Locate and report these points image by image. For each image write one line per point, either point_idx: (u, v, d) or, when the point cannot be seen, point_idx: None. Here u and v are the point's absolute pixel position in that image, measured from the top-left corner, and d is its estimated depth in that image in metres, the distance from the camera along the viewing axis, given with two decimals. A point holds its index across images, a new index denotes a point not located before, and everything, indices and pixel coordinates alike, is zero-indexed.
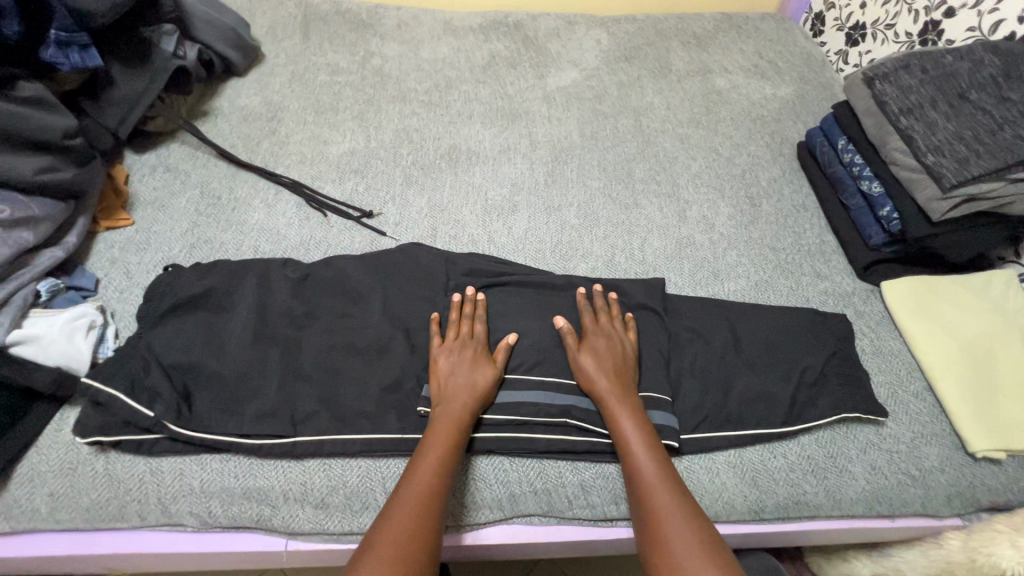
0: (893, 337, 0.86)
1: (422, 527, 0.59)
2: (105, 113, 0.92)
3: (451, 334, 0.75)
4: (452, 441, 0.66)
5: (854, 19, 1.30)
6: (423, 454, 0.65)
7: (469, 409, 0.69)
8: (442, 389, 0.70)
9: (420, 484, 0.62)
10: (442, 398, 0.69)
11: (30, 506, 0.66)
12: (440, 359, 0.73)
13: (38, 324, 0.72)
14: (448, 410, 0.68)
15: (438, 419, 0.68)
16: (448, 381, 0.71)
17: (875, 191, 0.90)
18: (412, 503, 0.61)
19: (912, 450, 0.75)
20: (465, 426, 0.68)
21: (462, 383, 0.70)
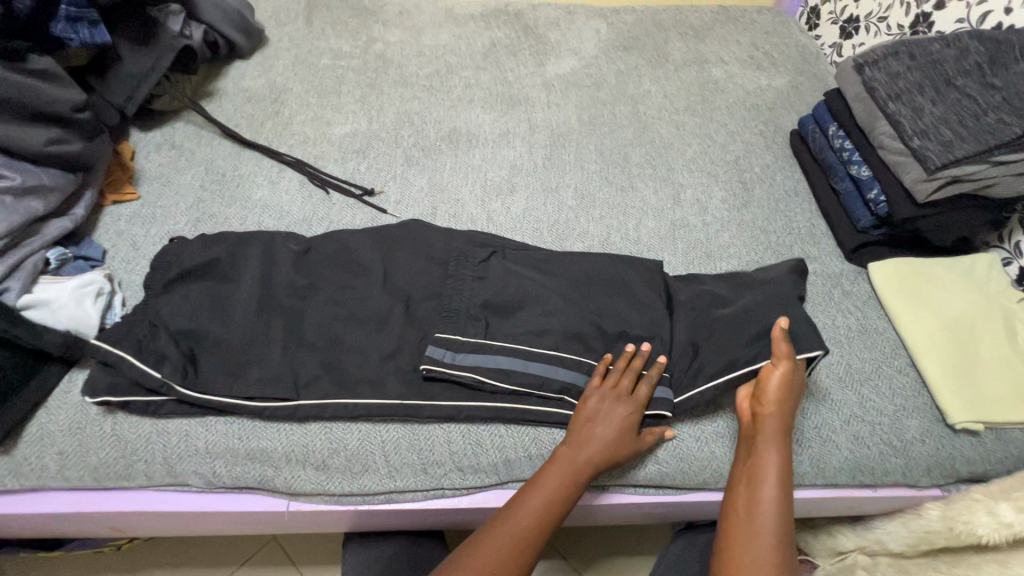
0: (879, 316, 0.89)
1: (521, 541, 0.64)
2: (113, 90, 0.94)
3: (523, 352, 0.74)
4: (571, 473, 0.68)
5: (848, 13, 1.33)
6: (533, 487, 0.67)
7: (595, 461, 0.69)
8: (589, 421, 0.71)
9: (528, 506, 0.66)
10: (592, 429, 0.71)
11: (39, 464, 0.68)
12: (603, 394, 0.72)
13: (47, 290, 0.73)
14: (601, 438, 0.70)
15: (588, 447, 0.70)
16: (596, 408, 0.72)
17: (863, 175, 0.92)
18: (522, 518, 0.65)
19: (894, 422, 0.78)
20: (580, 476, 0.68)
21: (621, 416, 0.71)
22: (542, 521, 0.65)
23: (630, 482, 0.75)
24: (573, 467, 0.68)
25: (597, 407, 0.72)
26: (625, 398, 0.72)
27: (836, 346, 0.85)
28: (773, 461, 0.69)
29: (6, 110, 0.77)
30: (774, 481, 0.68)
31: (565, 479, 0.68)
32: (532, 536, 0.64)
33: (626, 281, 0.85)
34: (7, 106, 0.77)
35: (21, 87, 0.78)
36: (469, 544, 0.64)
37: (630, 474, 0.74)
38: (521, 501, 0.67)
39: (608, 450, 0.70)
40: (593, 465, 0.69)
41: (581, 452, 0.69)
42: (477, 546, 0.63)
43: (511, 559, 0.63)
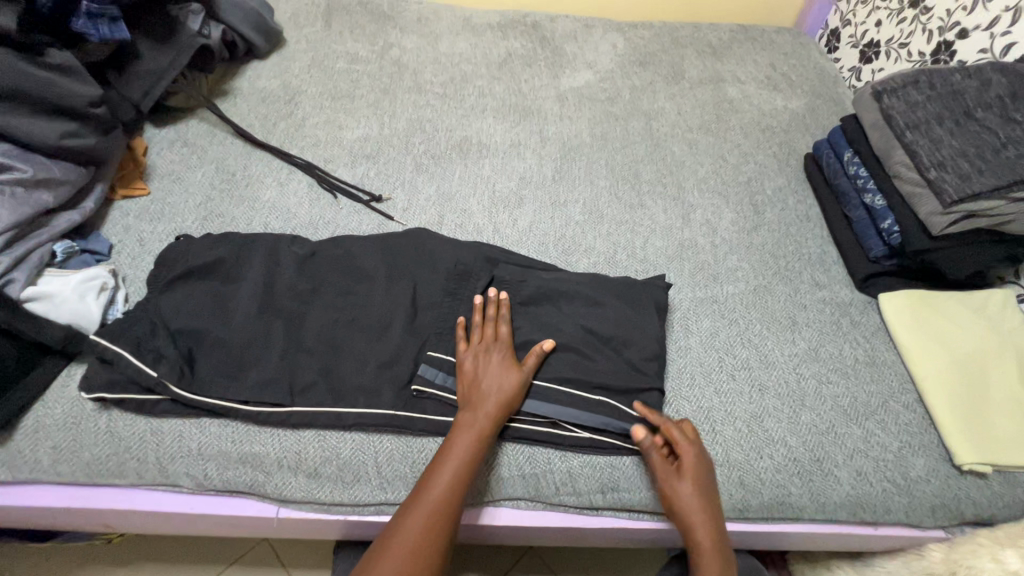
0: (887, 348, 0.87)
1: (441, 515, 0.63)
2: (129, 86, 0.95)
3: (476, 337, 0.76)
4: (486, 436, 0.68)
5: (868, 38, 1.32)
6: (445, 458, 0.66)
7: (495, 409, 0.69)
8: (473, 381, 0.72)
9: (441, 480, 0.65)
10: (471, 385, 0.71)
11: (32, 457, 0.68)
12: (477, 345, 0.75)
13: (51, 283, 0.74)
14: (485, 391, 0.71)
15: (483, 403, 0.70)
16: (474, 372, 0.72)
17: (877, 206, 0.91)
18: (435, 492, 0.64)
19: (899, 459, 0.76)
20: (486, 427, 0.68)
21: (486, 359, 0.73)
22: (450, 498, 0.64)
23: (625, 507, 0.73)
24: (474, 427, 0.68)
25: (691, 477, 0.68)
26: (490, 345, 0.75)
27: (843, 377, 0.83)
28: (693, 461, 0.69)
29: (21, 103, 0.78)
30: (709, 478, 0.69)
31: (470, 446, 0.67)
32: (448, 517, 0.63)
33: (630, 300, 0.84)
34: (22, 99, 0.78)
35: (37, 81, 0.78)
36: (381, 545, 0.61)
37: (625, 499, 0.73)
38: (431, 478, 0.65)
39: (488, 392, 0.70)
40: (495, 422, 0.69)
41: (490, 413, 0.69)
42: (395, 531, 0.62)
43: (432, 540, 0.62)
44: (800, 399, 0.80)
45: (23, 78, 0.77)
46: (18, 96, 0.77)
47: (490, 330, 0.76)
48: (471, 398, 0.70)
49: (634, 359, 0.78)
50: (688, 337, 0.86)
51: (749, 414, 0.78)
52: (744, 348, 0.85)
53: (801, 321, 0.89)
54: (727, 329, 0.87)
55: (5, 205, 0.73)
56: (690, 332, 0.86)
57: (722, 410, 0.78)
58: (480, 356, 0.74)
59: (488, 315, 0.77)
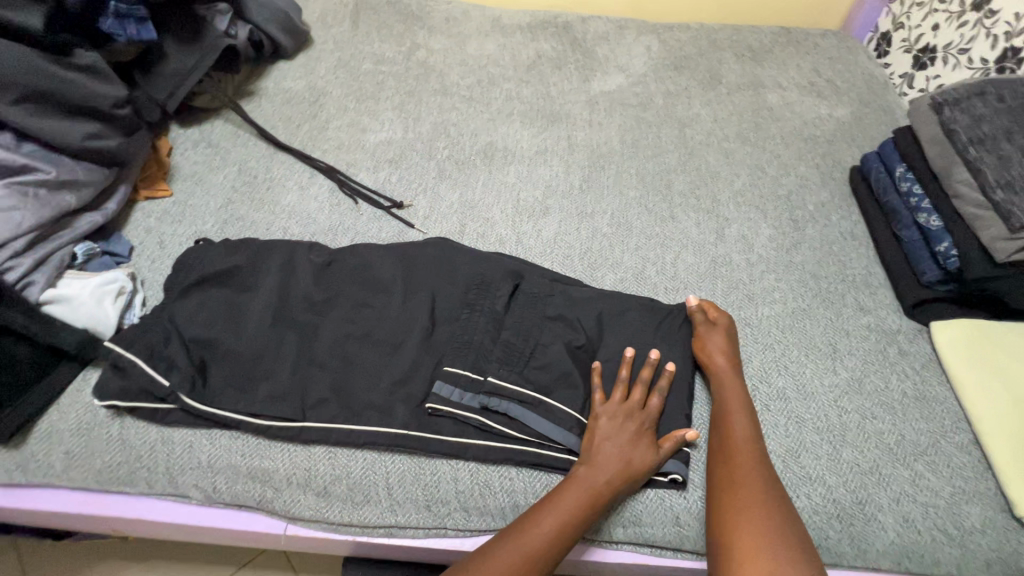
0: (939, 382, 0.80)
1: (524, 574, 0.58)
2: (155, 86, 0.94)
3: (617, 395, 0.71)
4: (580, 505, 0.63)
5: (924, 42, 1.23)
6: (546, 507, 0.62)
7: (611, 482, 0.65)
8: (596, 446, 0.67)
9: (525, 540, 0.60)
10: (604, 451, 0.66)
11: (45, 462, 0.67)
12: (611, 410, 0.70)
13: (70, 285, 0.73)
14: (615, 459, 0.66)
15: (604, 466, 0.65)
16: (607, 431, 0.68)
17: (932, 226, 0.85)
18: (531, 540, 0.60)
19: (950, 507, 0.70)
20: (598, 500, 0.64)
21: (634, 430, 0.68)
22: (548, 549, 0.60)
23: (647, 543, 0.69)
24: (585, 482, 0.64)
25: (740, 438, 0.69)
26: (633, 413, 0.70)
27: (889, 413, 0.76)
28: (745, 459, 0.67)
29: (48, 104, 0.77)
30: (769, 482, 0.65)
31: (585, 501, 0.63)
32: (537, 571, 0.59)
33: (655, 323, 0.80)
34: (49, 100, 0.77)
35: (64, 82, 0.78)
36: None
37: (647, 534, 0.68)
38: (528, 524, 0.61)
39: (636, 468, 0.66)
40: (607, 487, 0.64)
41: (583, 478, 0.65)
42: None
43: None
44: (842, 435, 0.74)
45: (51, 78, 0.77)
46: (45, 97, 0.77)
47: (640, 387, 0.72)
48: (635, 472, 0.66)
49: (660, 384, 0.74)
50: None
51: (784, 449, 0.73)
52: (779, 376, 0.79)
53: (843, 348, 0.83)
54: (762, 355, 0.81)
55: (27, 206, 0.73)
56: None
57: None
58: (617, 425, 0.69)
59: (640, 378, 0.73)
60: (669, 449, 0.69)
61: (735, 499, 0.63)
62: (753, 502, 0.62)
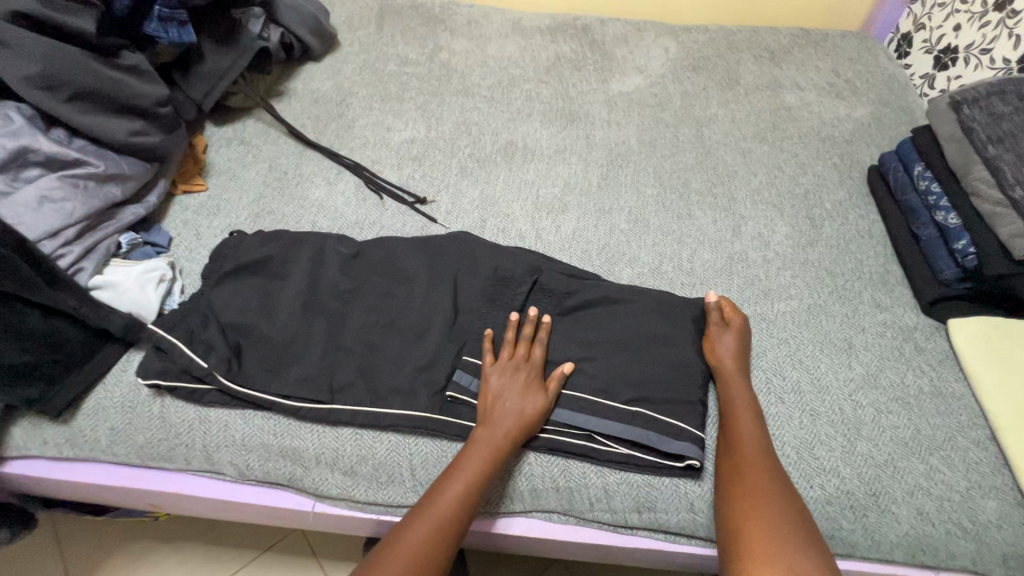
0: (956, 378, 0.81)
1: (442, 537, 0.61)
2: (193, 86, 0.99)
3: (505, 354, 0.74)
4: (495, 452, 0.67)
5: (945, 42, 1.23)
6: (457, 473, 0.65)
7: (510, 435, 0.68)
8: (493, 403, 0.70)
9: (456, 485, 0.64)
10: (500, 408, 0.69)
11: (92, 437, 0.72)
12: (502, 367, 0.73)
13: (116, 273, 0.78)
14: (513, 411, 0.69)
15: (501, 421, 0.69)
16: (493, 391, 0.71)
17: (951, 224, 0.85)
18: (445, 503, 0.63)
19: (966, 501, 0.70)
20: (499, 454, 0.67)
21: (523, 382, 0.72)
22: (459, 511, 0.63)
23: (661, 528, 0.71)
24: (491, 441, 0.67)
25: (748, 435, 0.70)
26: (523, 366, 0.73)
27: (904, 408, 0.77)
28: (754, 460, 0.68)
29: (96, 102, 0.82)
30: (777, 476, 0.66)
31: (486, 461, 0.66)
32: (453, 534, 0.62)
33: (670, 315, 0.81)
34: (97, 98, 0.82)
35: (111, 82, 0.82)
36: (388, 541, 0.61)
37: (662, 520, 0.70)
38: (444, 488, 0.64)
39: (530, 417, 0.70)
40: (504, 443, 0.67)
41: (498, 429, 0.68)
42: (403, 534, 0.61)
43: (436, 550, 0.60)
44: (856, 429, 0.75)
45: (99, 78, 0.81)
46: (94, 95, 0.82)
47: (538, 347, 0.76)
48: (529, 421, 0.69)
49: (674, 374, 0.76)
50: None
51: (798, 441, 0.74)
52: (794, 370, 0.80)
53: (859, 344, 0.83)
54: (777, 349, 0.83)
55: (77, 197, 0.78)
56: None
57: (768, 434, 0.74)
58: (510, 379, 0.72)
59: (523, 335, 0.76)
60: (556, 389, 0.73)
61: (743, 493, 0.64)
62: (760, 495, 0.64)
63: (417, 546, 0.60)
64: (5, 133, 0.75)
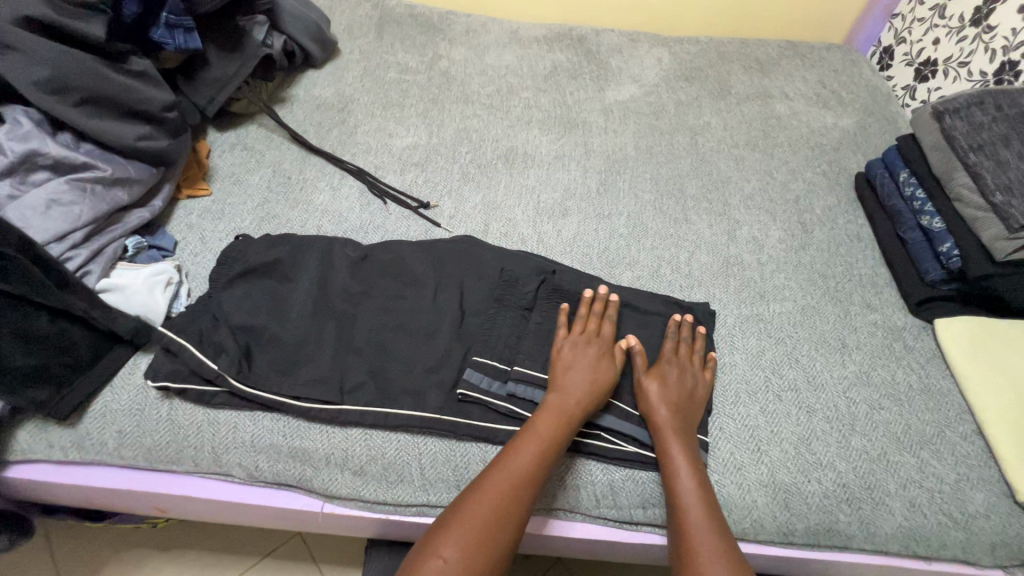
0: (943, 375, 0.84)
1: (513, 505, 0.63)
2: (197, 92, 1.00)
3: (578, 329, 0.79)
4: (552, 435, 0.68)
5: (925, 56, 1.29)
6: (526, 440, 0.67)
7: (584, 404, 0.71)
8: (566, 372, 0.74)
9: (507, 471, 0.65)
10: (572, 376, 0.74)
11: (100, 440, 0.72)
12: (575, 340, 0.78)
13: (123, 276, 0.79)
14: (582, 383, 0.73)
15: (574, 391, 0.72)
16: (569, 360, 0.76)
17: (935, 227, 0.89)
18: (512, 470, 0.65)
19: (955, 492, 0.73)
20: (572, 421, 0.70)
21: (595, 354, 0.77)
22: (529, 480, 0.65)
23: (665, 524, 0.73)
24: (564, 410, 0.70)
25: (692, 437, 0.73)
26: (594, 339, 0.78)
27: (896, 404, 0.80)
28: (694, 497, 0.66)
29: (103, 106, 0.83)
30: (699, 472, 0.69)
31: (552, 430, 0.69)
32: (525, 500, 0.64)
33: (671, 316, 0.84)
34: (105, 102, 0.83)
35: (118, 86, 0.83)
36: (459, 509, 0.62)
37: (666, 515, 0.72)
38: (511, 457, 0.66)
39: (600, 388, 0.74)
40: (574, 410, 0.71)
41: (563, 410, 0.70)
42: (456, 521, 0.61)
43: (507, 518, 0.62)
44: (850, 425, 0.78)
45: (107, 83, 0.82)
46: (101, 99, 0.82)
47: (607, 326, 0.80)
48: (601, 391, 0.73)
49: None
50: (732, 354, 0.85)
51: (796, 436, 0.76)
52: (791, 368, 0.83)
53: (851, 344, 0.87)
54: (774, 349, 0.85)
55: (85, 201, 0.78)
56: (735, 349, 0.85)
57: (767, 431, 0.77)
58: (583, 352, 0.77)
59: (595, 312, 0.81)
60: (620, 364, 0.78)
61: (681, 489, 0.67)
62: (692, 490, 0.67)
63: (489, 518, 0.61)
64: (14, 136, 0.76)
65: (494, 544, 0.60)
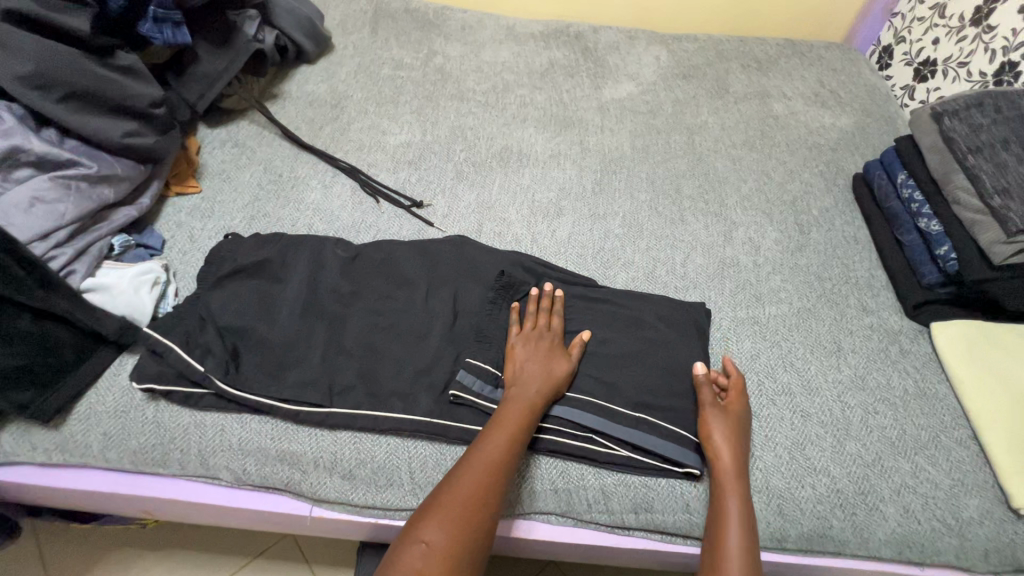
0: (939, 380, 0.83)
1: (487, 494, 0.62)
2: (187, 87, 0.99)
3: (528, 324, 0.79)
4: (519, 419, 0.68)
5: (924, 55, 1.28)
6: (495, 429, 0.67)
7: (542, 393, 0.71)
8: (519, 366, 0.74)
9: (483, 456, 0.64)
10: (527, 367, 0.73)
11: (84, 442, 0.71)
12: (526, 336, 0.77)
13: (108, 275, 0.77)
14: (539, 374, 0.73)
15: (532, 383, 0.72)
16: (524, 356, 0.75)
17: (933, 230, 0.89)
18: (482, 458, 0.64)
19: (949, 498, 0.72)
20: (535, 409, 0.70)
21: (547, 347, 0.76)
22: (499, 468, 0.64)
23: (658, 529, 0.72)
24: (527, 401, 0.70)
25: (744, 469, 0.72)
26: (544, 333, 0.78)
27: (891, 409, 0.79)
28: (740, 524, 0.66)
29: (89, 102, 0.81)
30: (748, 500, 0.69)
31: (520, 418, 0.68)
32: (496, 489, 0.63)
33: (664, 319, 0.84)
34: (90, 98, 0.81)
35: (103, 82, 0.82)
36: (431, 501, 0.62)
37: (658, 520, 0.71)
38: (480, 447, 0.65)
39: (556, 379, 0.73)
40: (535, 401, 0.70)
41: (524, 398, 0.70)
42: (433, 506, 0.61)
43: (480, 508, 0.61)
44: (845, 429, 0.77)
45: (92, 78, 0.80)
46: (86, 95, 0.80)
47: (558, 321, 0.80)
48: (556, 381, 0.73)
49: (670, 378, 0.78)
50: (727, 358, 0.84)
51: (790, 441, 0.76)
52: (785, 372, 0.82)
53: (847, 347, 0.86)
54: (769, 352, 0.85)
55: (69, 198, 0.77)
56: (729, 352, 0.84)
57: (761, 435, 0.76)
58: (533, 347, 0.76)
59: (542, 308, 0.81)
60: (578, 354, 0.77)
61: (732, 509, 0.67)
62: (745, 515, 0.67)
63: (462, 507, 0.60)
64: None
65: (468, 536, 0.59)
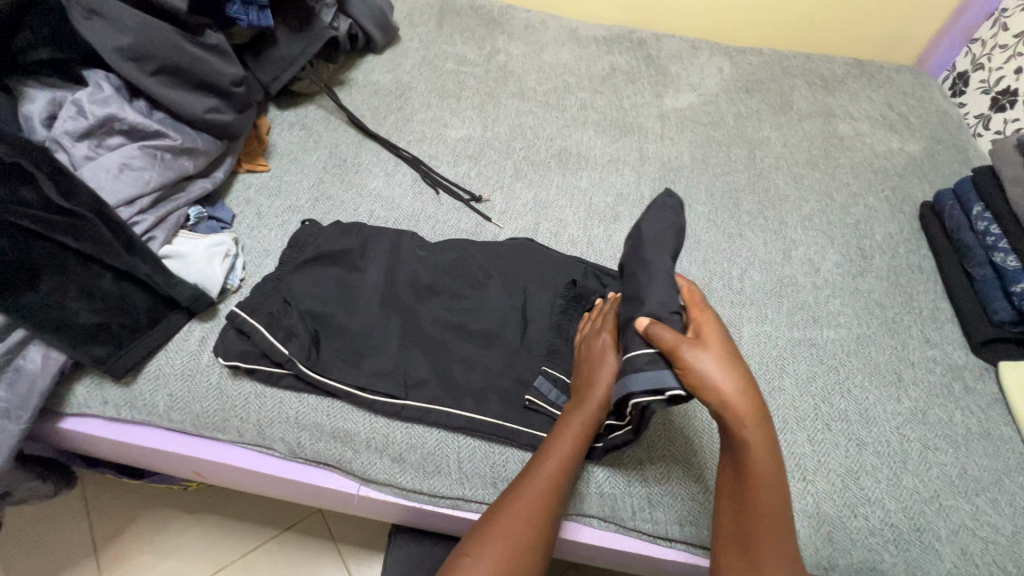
0: (1005, 421, 0.80)
1: (539, 515, 0.61)
2: (262, 69, 1.03)
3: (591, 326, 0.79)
4: (577, 438, 0.66)
5: (1004, 84, 1.23)
6: (551, 449, 0.65)
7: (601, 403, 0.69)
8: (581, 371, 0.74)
9: (538, 476, 0.63)
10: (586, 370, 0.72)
11: (151, 401, 0.74)
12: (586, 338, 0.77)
13: (184, 244, 0.81)
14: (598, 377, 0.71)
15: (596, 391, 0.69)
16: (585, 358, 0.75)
17: (1009, 266, 0.86)
18: (537, 479, 0.63)
19: (1011, 545, 0.70)
20: (594, 427, 0.68)
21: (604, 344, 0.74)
22: (553, 489, 0.63)
23: (702, 544, 0.71)
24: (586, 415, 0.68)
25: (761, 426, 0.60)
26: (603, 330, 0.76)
27: (952, 446, 0.77)
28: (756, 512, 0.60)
29: (177, 77, 0.85)
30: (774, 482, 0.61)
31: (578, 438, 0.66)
32: (549, 512, 0.62)
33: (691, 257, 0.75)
34: (178, 73, 0.85)
35: (192, 59, 0.84)
36: (485, 520, 0.62)
37: (704, 535, 0.70)
38: (535, 468, 0.64)
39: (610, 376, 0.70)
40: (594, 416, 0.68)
41: (580, 411, 0.68)
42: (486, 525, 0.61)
43: (531, 529, 0.60)
44: (902, 462, 0.75)
45: (182, 55, 0.83)
46: (175, 70, 0.84)
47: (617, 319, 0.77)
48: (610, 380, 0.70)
49: None
50: (782, 377, 0.82)
51: (844, 468, 0.74)
52: (842, 399, 0.80)
53: (907, 379, 0.83)
54: (825, 376, 0.83)
55: (154, 167, 0.80)
56: (785, 372, 0.83)
57: (814, 459, 0.74)
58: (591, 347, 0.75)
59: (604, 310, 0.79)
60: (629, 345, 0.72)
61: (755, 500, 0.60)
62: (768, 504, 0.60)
63: (513, 527, 0.60)
64: (96, 100, 0.78)
65: (517, 556, 0.59)
